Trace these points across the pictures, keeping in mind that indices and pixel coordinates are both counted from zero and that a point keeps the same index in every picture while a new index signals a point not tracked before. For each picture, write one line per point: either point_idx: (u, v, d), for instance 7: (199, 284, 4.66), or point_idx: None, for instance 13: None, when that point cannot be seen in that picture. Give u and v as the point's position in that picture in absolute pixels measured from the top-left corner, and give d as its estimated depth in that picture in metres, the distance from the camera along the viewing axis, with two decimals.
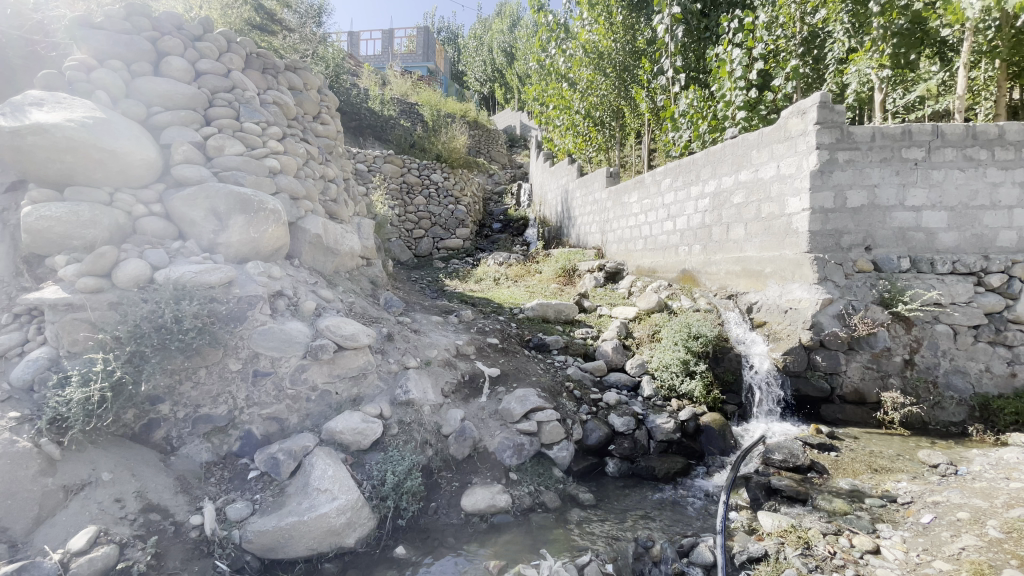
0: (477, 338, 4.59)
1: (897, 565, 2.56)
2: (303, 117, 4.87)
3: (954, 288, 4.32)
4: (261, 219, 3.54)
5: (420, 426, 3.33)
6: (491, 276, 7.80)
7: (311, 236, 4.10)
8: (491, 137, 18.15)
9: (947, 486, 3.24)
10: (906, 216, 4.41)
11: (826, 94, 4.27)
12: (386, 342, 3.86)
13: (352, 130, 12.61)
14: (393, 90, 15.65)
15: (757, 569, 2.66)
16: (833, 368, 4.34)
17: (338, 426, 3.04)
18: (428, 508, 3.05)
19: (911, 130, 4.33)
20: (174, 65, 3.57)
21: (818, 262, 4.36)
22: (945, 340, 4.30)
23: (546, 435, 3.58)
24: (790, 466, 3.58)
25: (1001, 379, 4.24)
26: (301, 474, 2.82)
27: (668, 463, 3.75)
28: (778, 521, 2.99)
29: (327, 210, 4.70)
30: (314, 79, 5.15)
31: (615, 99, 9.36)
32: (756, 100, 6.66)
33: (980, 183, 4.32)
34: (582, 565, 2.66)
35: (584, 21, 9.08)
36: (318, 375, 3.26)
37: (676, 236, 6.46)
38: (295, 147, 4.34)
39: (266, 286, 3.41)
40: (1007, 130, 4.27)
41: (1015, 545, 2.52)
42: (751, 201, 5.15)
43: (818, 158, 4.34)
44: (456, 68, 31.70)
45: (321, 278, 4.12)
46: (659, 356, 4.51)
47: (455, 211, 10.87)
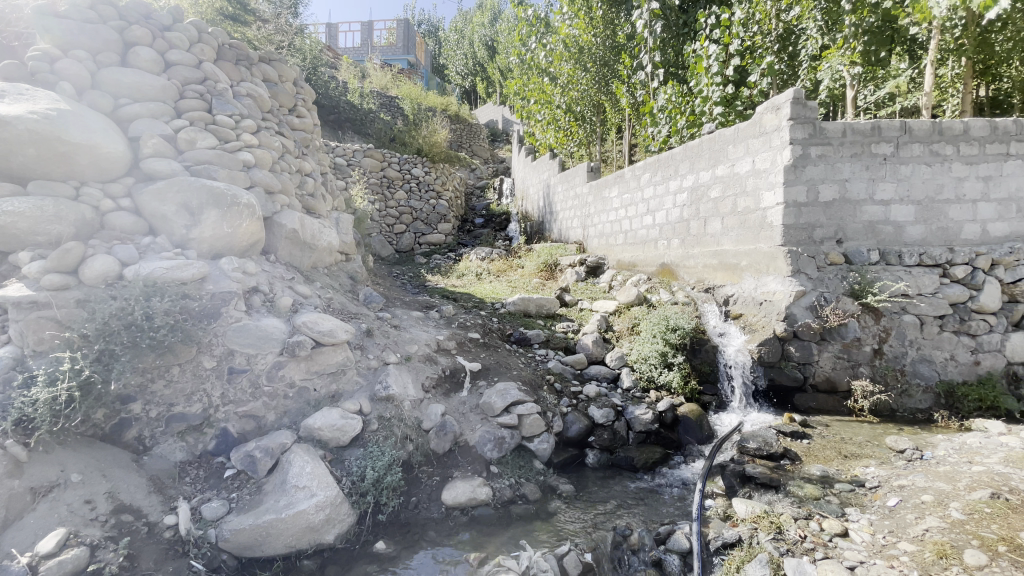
0: (458, 333, 4.59)
1: (864, 547, 2.64)
2: (278, 109, 4.78)
3: (921, 280, 4.44)
4: (234, 213, 3.47)
5: (400, 421, 3.31)
6: (473, 271, 7.80)
7: (287, 231, 4.04)
8: (473, 132, 18.06)
9: (912, 470, 3.36)
10: (876, 210, 4.53)
11: (800, 90, 4.34)
12: (365, 337, 3.84)
13: (331, 123, 12.42)
14: (372, 84, 15.45)
15: (731, 554, 2.72)
16: (805, 358, 4.44)
17: (317, 423, 3.02)
18: (408, 503, 3.05)
19: (881, 126, 4.43)
20: (141, 55, 3.47)
21: (791, 256, 4.46)
22: (913, 329, 4.43)
23: (526, 427, 3.60)
24: (765, 454, 3.67)
25: (965, 367, 4.39)
26: (279, 472, 2.80)
27: (647, 453, 3.82)
28: (752, 507, 3.07)
29: (304, 204, 4.63)
30: (289, 71, 5.06)
31: (595, 94, 9.32)
32: (732, 96, 6.83)
33: (946, 178, 4.46)
34: (562, 556, 2.70)
35: (565, 15, 9.09)
36: (295, 372, 3.23)
37: (655, 230, 6.54)
38: (271, 140, 4.26)
39: (241, 282, 3.35)
40: (972, 126, 4.41)
41: (976, 526, 2.62)
42: (727, 195, 5.22)
43: (792, 153, 4.42)
44: (437, 61, 31.44)
45: (297, 274, 4.07)
46: (638, 349, 4.60)
47: (436, 205, 10.81)
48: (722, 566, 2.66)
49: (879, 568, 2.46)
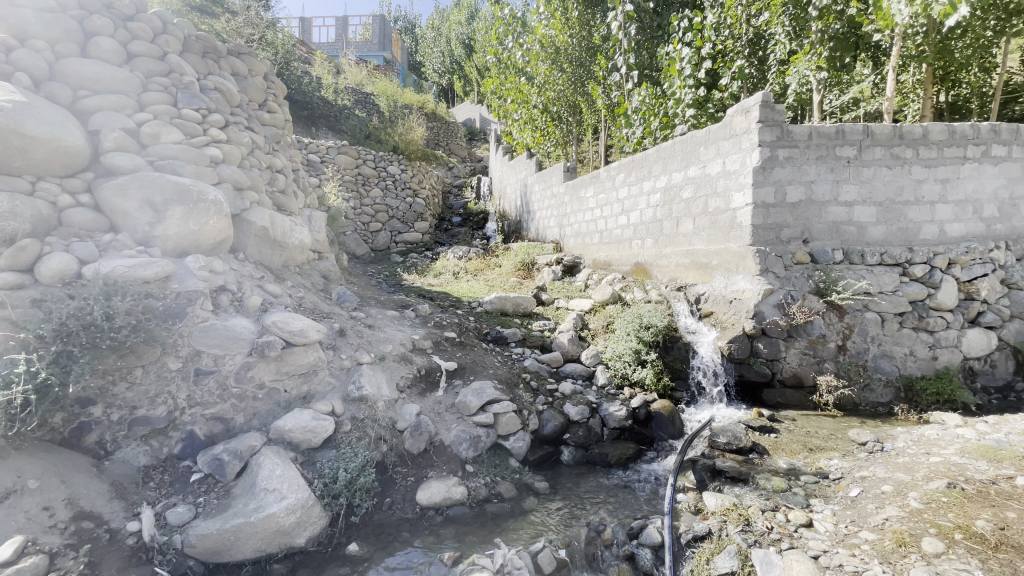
0: (434, 332, 4.57)
1: (827, 537, 2.74)
2: (247, 104, 4.67)
3: (882, 278, 4.61)
4: (200, 210, 3.38)
5: (374, 422, 3.28)
6: (450, 269, 7.77)
7: (257, 228, 3.95)
8: (450, 130, 17.98)
9: (873, 462, 3.49)
10: (840, 211, 4.68)
11: (768, 93, 4.46)
12: (338, 337, 3.78)
13: (304, 119, 12.18)
14: (347, 80, 15.23)
15: (701, 547, 2.79)
16: (773, 354, 4.56)
17: (288, 425, 2.97)
18: (382, 504, 3.02)
19: (845, 129, 4.58)
20: (102, 45, 3.32)
21: (760, 255, 4.58)
22: (874, 326, 4.60)
23: (502, 426, 3.61)
24: (734, 448, 3.75)
25: (924, 362, 4.58)
26: (248, 475, 2.74)
27: (621, 449, 3.87)
28: (721, 500, 3.14)
29: (274, 201, 4.53)
30: (260, 66, 4.95)
31: (571, 95, 9.39)
32: (704, 98, 6.94)
33: (906, 180, 4.65)
34: (536, 553, 2.72)
35: (542, 15, 9.16)
36: (265, 373, 3.17)
37: (630, 229, 6.62)
38: (239, 135, 4.16)
39: (208, 281, 3.27)
40: (930, 131, 4.60)
41: (933, 514, 2.73)
42: (699, 196, 5.33)
43: (760, 155, 4.53)
44: (414, 59, 31.21)
45: (267, 272, 3.98)
46: (613, 346, 4.66)
47: (413, 204, 10.72)
48: (693, 559, 2.71)
49: (842, 556, 2.55)
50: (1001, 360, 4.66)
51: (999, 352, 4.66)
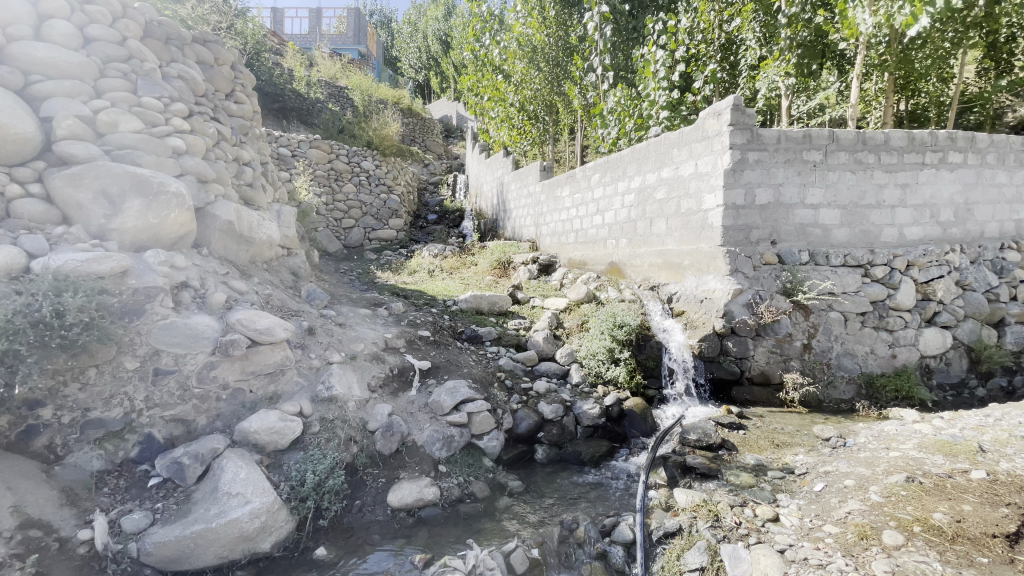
0: (408, 330, 4.50)
1: (793, 531, 2.81)
2: (213, 94, 4.50)
3: (845, 279, 4.76)
4: (160, 203, 3.24)
5: (344, 423, 3.21)
6: (425, 267, 7.68)
7: (221, 223, 3.80)
8: (426, 126, 17.78)
9: (836, 457, 3.60)
10: (806, 213, 4.81)
11: (739, 97, 4.54)
12: (307, 336, 3.69)
13: (275, 112, 11.87)
14: (320, 73, 14.89)
15: (672, 543, 2.82)
16: (742, 353, 4.66)
17: (253, 426, 2.88)
18: (351, 506, 2.95)
19: (812, 134, 4.70)
20: (56, 29, 3.12)
21: (730, 256, 4.67)
22: (838, 325, 4.74)
23: (475, 425, 3.58)
24: (704, 445, 3.81)
25: (884, 360, 4.75)
26: (210, 479, 2.64)
27: (594, 447, 3.88)
28: (692, 496, 3.18)
29: (241, 194, 4.38)
30: (227, 54, 4.78)
31: (548, 94, 9.48)
32: (678, 101, 7.03)
33: (869, 185, 4.82)
34: (508, 553, 2.71)
35: (519, 14, 9.17)
36: (229, 373, 3.07)
37: (604, 229, 6.67)
38: (204, 126, 4.01)
39: (169, 276, 3.13)
40: (891, 137, 4.78)
41: (893, 508, 2.83)
42: (672, 197, 5.40)
43: (731, 158, 4.62)
44: (390, 53, 30.85)
45: (233, 269, 3.85)
46: (587, 345, 4.68)
47: (387, 201, 10.55)
48: (664, 555, 2.74)
49: (806, 550, 2.61)
50: (955, 358, 4.88)
51: (953, 351, 4.88)
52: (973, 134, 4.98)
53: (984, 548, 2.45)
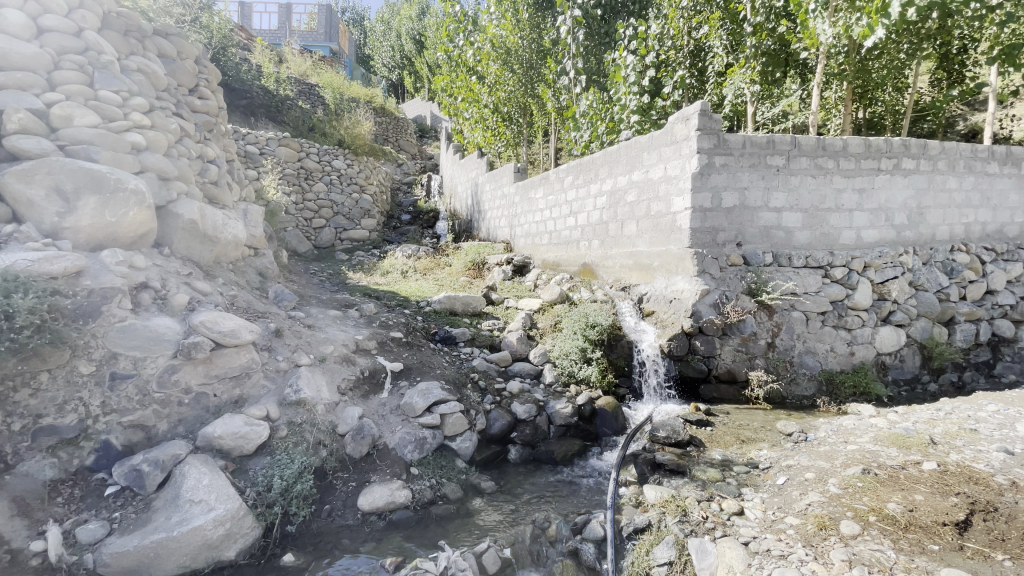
0: (380, 332, 4.45)
1: (757, 524, 2.89)
2: (176, 89, 4.36)
3: (807, 280, 4.94)
4: (118, 201, 3.13)
5: (313, 426, 3.15)
6: (398, 268, 7.59)
7: (184, 222, 3.69)
8: (399, 126, 17.62)
9: (798, 451, 3.73)
10: (770, 216, 4.97)
11: (706, 103, 4.67)
12: (274, 338, 3.61)
13: (242, 108, 11.57)
14: (289, 70, 14.59)
15: (642, 539, 2.87)
16: (709, 351, 4.78)
17: (216, 431, 2.81)
18: (320, 511, 2.90)
19: (775, 139, 4.86)
20: (9, 19, 2.99)
21: (697, 257, 4.79)
22: (800, 324, 4.91)
23: (448, 427, 3.56)
24: (673, 442, 3.89)
25: (843, 357, 4.95)
26: (171, 486, 2.57)
27: (567, 446, 3.92)
28: (661, 493, 3.25)
29: (205, 192, 4.25)
30: (190, 48, 4.63)
31: (522, 96, 9.53)
32: (648, 106, 7.21)
33: (828, 189, 5.01)
34: (480, 553, 2.72)
35: (493, 16, 9.28)
36: (192, 377, 2.97)
37: (577, 231, 6.74)
38: (166, 121, 3.88)
39: (127, 277, 3.01)
40: (849, 144, 4.99)
41: (850, 499, 2.95)
42: (642, 200, 5.51)
43: (698, 162, 4.74)
44: (362, 52, 30.48)
45: (196, 269, 3.73)
46: (560, 345, 4.73)
47: (359, 200, 10.38)
48: (634, 551, 2.79)
49: (769, 541, 2.69)
50: (909, 355, 5.12)
51: (907, 348, 5.12)
52: (925, 141, 5.24)
53: (936, 536, 2.57)
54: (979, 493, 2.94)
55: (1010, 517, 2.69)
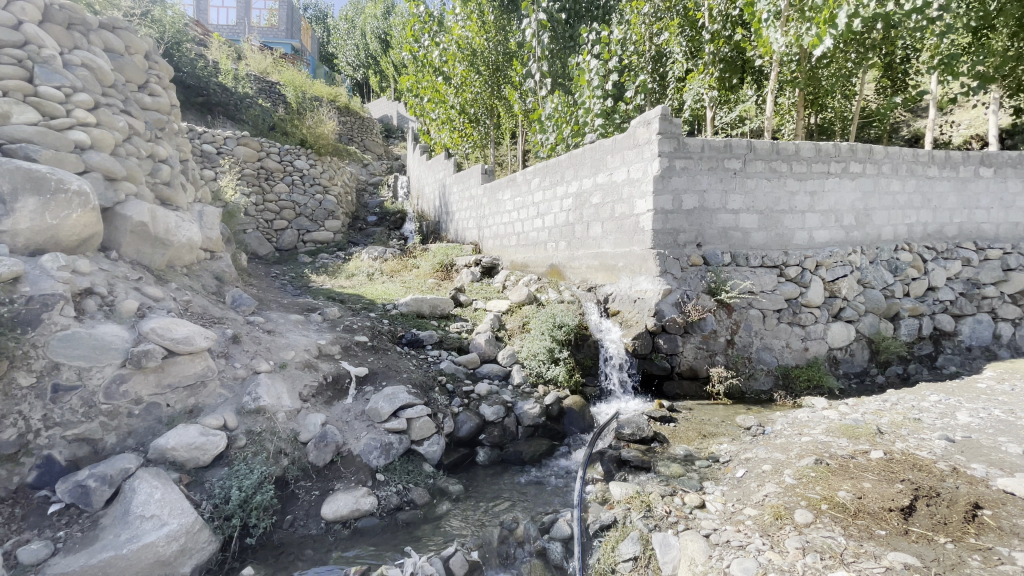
0: (344, 337, 4.36)
1: (717, 516, 2.99)
2: (124, 85, 4.16)
3: (763, 279, 5.14)
4: (60, 203, 2.96)
5: (273, 435, 3.07)
6: (364, 270, 7.47)
7: (134, 224, 3.54)
8: (364, 126, 17.36)
9: (756, 444, 3.88)
10: (728, 218, 5.14)
11: (666, 107, 4.78)
12: (231, 345, 3.50)
13: (198, 106, 11.16)
14: (248, 67, 14.18)
15: (608, 535, 2.92)
16: (672, 349, 4.89)
17: (170, 443, 2.71)
18: (282, 522, 2.83)
19: (731, 144, 5.03)
20: None
21: (660, 258, 4.91)
22: (757, 321, 5.10)
23: (415, 431, 3.53)
24: (638, 438, 3.96)
25: (797, 352, 5.17)
26: (120, 502, 2.45)
27: (535, 446, 3.94)
28: (626, 489, 3.31)
29: (157, 193, 4.07)
30: (140, 43, 4.43)
31: (488, 98, 9.55)
32: (611, 109, 7.35)
33: (782, 192, 5.23)
34: (447, 557, 2.71)
35: (458, 17, 9.18)
36: (142, 387, 2.84)
37: (544, 232, 6.80)
38: (113, 119, 3.69)
39: (70, 283, 2.86)
40: (801, 149, 5.21)
41: (804, 488, 3.09)
42: (607, 202, 5.60)
43: (659, 165, 4.86)
44: (325, 50, 29.87)
45: (146, 274, 3.58)
46: (528, 346, 4.77)
47: (323, 201, 10.13)
48: (600, 548, 2.83)
49: (728, 533, 2.78)
50: (859, 349, 5.39)
51: (857, 343, 5.39)
52: (871, 146, 5.53)
53: (883, 521, 2.71)
54: (922, 479, 3.12)
55: (950, 501, 2.86)
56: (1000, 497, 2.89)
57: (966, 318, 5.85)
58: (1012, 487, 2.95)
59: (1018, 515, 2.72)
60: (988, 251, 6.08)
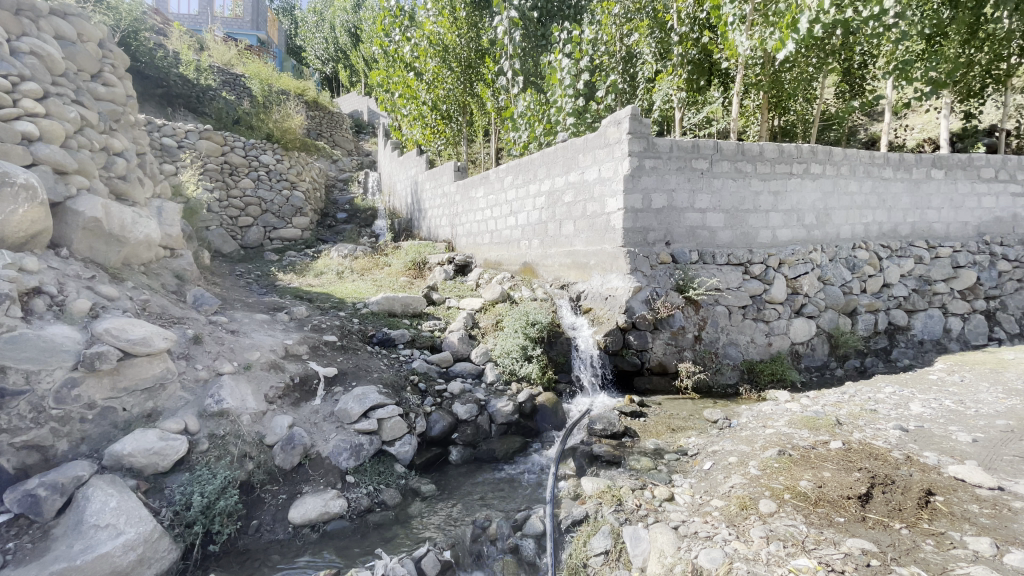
0: (312, 337, 4.27)
1: (685, 508, 3.06)
2: (76, 74, 3.95)
3: (729, 277, 5.28)
4: (5, 197, 2.80)
5: (237, 439, 2.99)
6: (334, 268, 7.32)
7: (87, 220, 3.37)
8: (333, 120, 16.99)
9: (723, 436, 3.98)
10: (696, 217, 5.25)
11: (636, 108, 4.85)
12: (193, 346, 3.39)
13: (158, 98, 10.72)
14: (211, 58, 13.69)
15: (579, 530, 2.94)
16: (643, 345, 4.97)
17: (127, 449, 2.60)
18: (247, 527, 2.76)
19: (699, 144, 5.14)
20: None
21: (630, 256, 4.98)
22: (723, 317, 5.23)
23: (386, 431, 3.48)
24: (609, 434, 4.01)
25: (762, 347, 5.34)
26: (74, 510, 2.34)
27: (508, 444, 3.95)
28: (598, 484, 3.35)
29: (112, 188, 3.89)
30: (93, 31, 4.22)
31: (460, 95, 9.48)
32: (583, 108, 7.41)
33: (747, 192, 5.38)
34: (419, 558, 2.69)
35: (430, 12, 9.06)
36: (96, 390, 2.72)
37: (517, 230, 6.81)
38: (64, 110, 3.51)
39: (17, 282, 2.71)
40: (765, 150, 5.37)
41: (767, 479, 3.19)
42: (578, 201, 5.65)
43: (630, 165, 4.92)
44: (293, 42, 29.12)
45: (100, 272, 3.42)
46: (501, 344, 4.77)
47: (290, 198, 9.88)
48: (572, 543, 2.86)
49: (696, 524, 2.85)
50: (819, 344, 5.60)
51: (818, 338, 5.60)
52: (830, 148, 5.73)
53: (842, 508, 2.82)
54: (879, 467, 3.26)
55: (904, 488, 3.01)
56: (951, 484, 3.06)
57: (918, 313, 6.14)
58: (962, 474, 3.12)
59: (967, 500, 2.88)
60: (938, 249, 6.38)
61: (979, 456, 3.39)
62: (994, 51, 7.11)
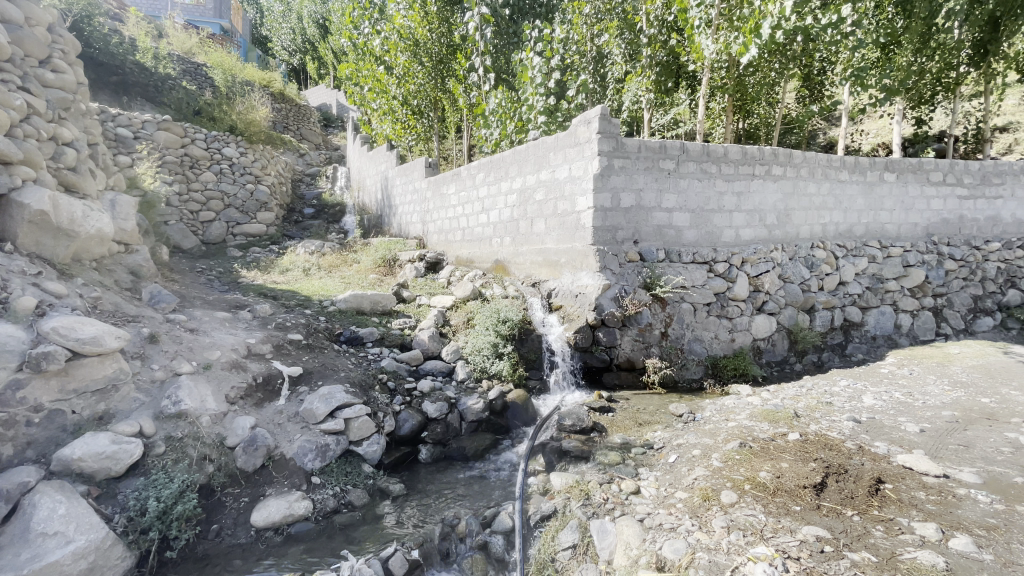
0: (276, 335, 4.16)
1: (651, 500, 3.13)
2: (23, 59, 3.74)
3: (694, 274, 5.41)
4: None
5: (196, 441, 2.89)
6: (300, 265, 7.14)
7: (33, 213, 3.18)
8: (300, 113, 16.56)
9: (687, 430, 4.09)
10: (663, 216, 5.36)
11: (605, 108, 4.91)
12: (148, 345, 3.26)
13: (112, 86, 10.22)
14: (170, 46, 13.14)
15: (548, 525, 2.98)
16: (611, 342, 5.05)
17: (76, 453, 2.48)
18: (207, 532, 2.68)
19: (666, 145, 5.24)
20: None
21: (599, 254, 5.05)
22: (688, 314, 5.37)
23: (353, 431, 3.43)
24: (578, 429, 4.07)
25: (725, 343, 5.50)
26: (18, 519, 2.22)
27: (477, 441, 3.95)
28: (566, 479, 3.39)
29: (61, 180, 3.70)
30: (42, 14, 3.99)
31: (432, 90, 9.36)
32: (554, 107, 7.47)
33: (712, 192, 5.53)
34: (387, 558, 2.67)
35: (400, 5, 8.83)
36: (42, 392, 2.59)
37: (489, 228, 6.80)
38: (9, 97, 3.31)
39: None
40: (729, 152, 5.52)
41: (729, 470, 3.30)
42: (549, 199, 5.69)
43: (599, 164, 4.99)
44: (258, 32, 28.21)
45: (48, 268, 3.25)
46: (472, 342, 4.76)
47: (254, 192, 9.59)
48: (540, 538, 2.89)
49: (661, 516, 2.92)
50: (779, 339, 5.81)
51: (778, 334, 5.80)
52: (791, 151, 5.94)
53: (798, 497, 2.95)
54: (833, 457, 3.42)
55: (856, 477, 3.16)
56: (900, 472, 3.23)
57: (872, 310, 6.44)
58: (910, 463, 3.30)
59: (914, 487, 3.05)
60: (890, 249, 6.70)
61: (926, 446, 3.59)
62: (945, 60, 7.44)
